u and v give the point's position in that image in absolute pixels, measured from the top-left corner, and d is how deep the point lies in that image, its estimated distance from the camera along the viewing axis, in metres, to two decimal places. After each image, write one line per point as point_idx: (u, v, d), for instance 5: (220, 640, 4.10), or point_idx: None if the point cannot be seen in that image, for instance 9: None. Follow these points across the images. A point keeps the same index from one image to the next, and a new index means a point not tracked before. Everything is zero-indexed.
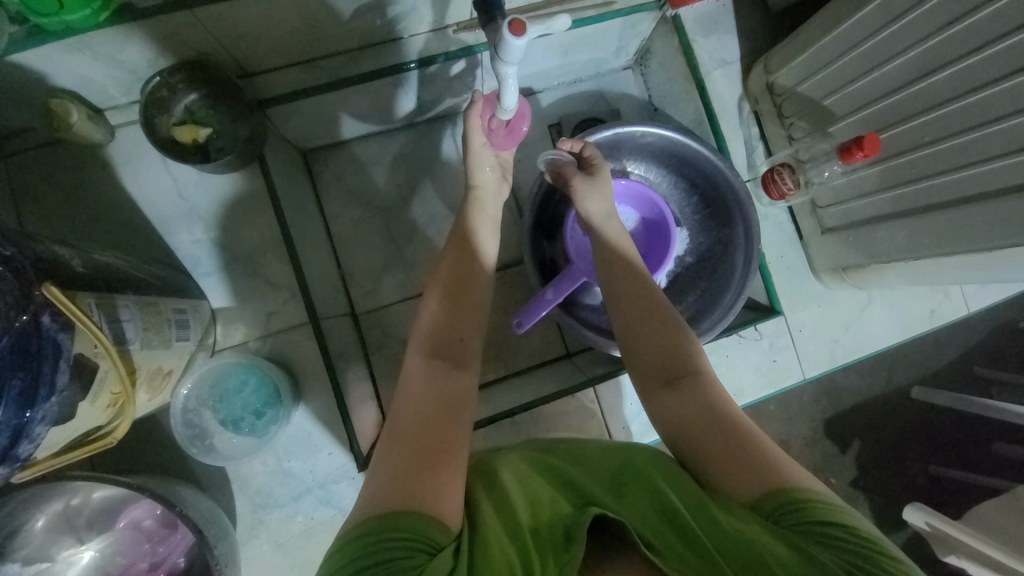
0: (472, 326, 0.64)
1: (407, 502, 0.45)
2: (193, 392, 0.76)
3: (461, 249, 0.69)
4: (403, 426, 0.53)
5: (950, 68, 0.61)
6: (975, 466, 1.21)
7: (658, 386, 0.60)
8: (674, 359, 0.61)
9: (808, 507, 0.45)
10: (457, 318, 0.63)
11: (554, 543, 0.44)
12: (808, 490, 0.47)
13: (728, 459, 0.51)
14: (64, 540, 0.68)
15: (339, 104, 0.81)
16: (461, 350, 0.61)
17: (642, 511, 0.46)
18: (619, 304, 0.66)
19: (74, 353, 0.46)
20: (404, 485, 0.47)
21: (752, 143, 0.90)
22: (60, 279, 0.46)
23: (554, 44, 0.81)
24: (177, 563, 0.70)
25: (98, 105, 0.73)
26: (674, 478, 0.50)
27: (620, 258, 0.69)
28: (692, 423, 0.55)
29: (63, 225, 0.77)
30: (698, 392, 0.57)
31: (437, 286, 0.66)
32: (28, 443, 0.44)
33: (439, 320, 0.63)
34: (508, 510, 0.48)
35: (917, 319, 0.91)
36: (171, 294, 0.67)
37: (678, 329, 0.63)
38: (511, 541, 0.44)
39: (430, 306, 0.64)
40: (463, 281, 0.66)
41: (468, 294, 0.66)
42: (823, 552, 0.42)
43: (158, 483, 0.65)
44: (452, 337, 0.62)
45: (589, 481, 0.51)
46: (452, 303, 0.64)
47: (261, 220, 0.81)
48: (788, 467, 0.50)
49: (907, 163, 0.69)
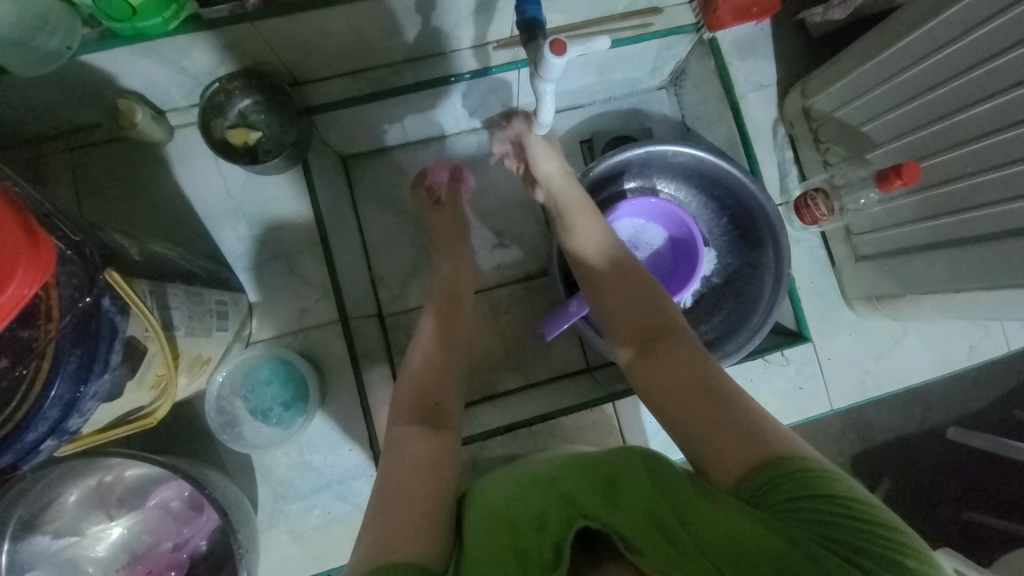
0: (451, 388, 0.68)
1: (392, 550, 0.47)
2: (227, 380, 0.79)
3: (442, 309, 0.76)
4: (392, 483, 0.55)
5: (995, 99, 0.60)
6: (1010, 513, 1.14)
7: (642, 365, 0.60)
8: (658, 328, 0.62)
9: (793, 479, 0.45)
10: (436, 371, 0.69)
11: (541, 558, 0.45)
12: (794, 458, 0.47)
13: (713, 434, 0.51)
14: (95, 515, 0.71)
15: (381, 114, 0.84)
16: (438, 411, 0.65)
17: (632, 518, 0.46)
18: (602, 293, 0.67)
19: (126, 335, 0.48)
20: (390, 539, 0.49)
21: (786, 166, 0.90)
22: (120, 266, 0.50)
23: (590, 62, 0.83)
24: (199, 546, 0.73)
25: (161, 107, 0.79)
26: (671, 482, 0.48)
27: (604, 245, 0.69)
28: (673, 392, 0.55)
29: (119, 217, 0.82)
30: (680, 369, 0.57)
31: (421, 344, 0.72)
32: (78, 417, 0.46)
33: (425, 369, 0.69)
34: (499, 519, 0.50)
35: (954, 355, 0.88)
36: (214, 285, 0.71)
37: (661, 310, 0.63)
38: (497, 544, 0.48)
39: (415, 355, 0.71)
40: (447, 336, 0.74)
41: (452, 353, 0.72)
42: (803, 529, 0.42)
43: (190, 465, 0.68)
44: (433, 393, 0.67)
45: (578, 489, 0.50)
46: (433, 364, 0.70)
47: (299, 220, 0.85)
48: (774, 437, 0.50)
49: (946, 194, 0.67)
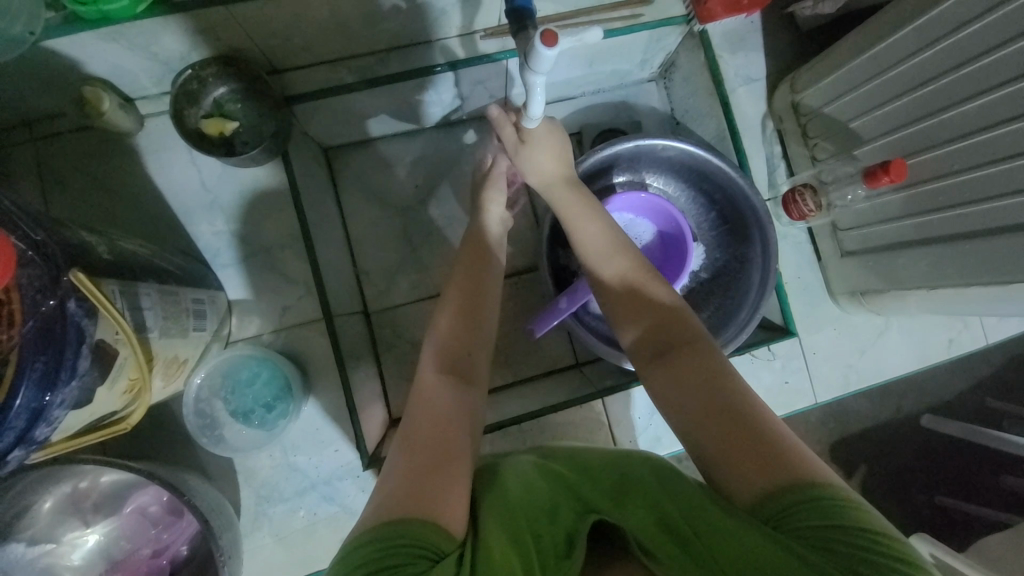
0: (482, 343, 0.64)
1: (414, 507, 0.45)
2: (205, 381, 0.77)
3: (470, 255, 0.70)
4: (418, 435, 0.53)
5: (983, 97, 0.60)
6: (981, 497, 1.18)
7: (660, 377, 0.58)
8: (676, 338, 0.59)
9: (813, 507, 0.44)
10: (467, 325, 0.64)
11: (555, 550, 0.45)
12: (814, 484, 0.46)
13: (735, 455, 0.50)
14: (70, 522, 0.69)
15: (365, 104, 0.81)
16: (471, 368, 0.61)
17: (645, 519, 0.46)
18: (619, 301, 0.64)
19: (96, 339, 0.46)
20: (412, 493, 0.47)
21: (774, 161, 0.90)
22: (87, 266, 0.47)
23: (580, 53, 0.82)
24: (180, 551, 0.70)
25: (130, 94, 0.75)
26: (676, 486, 0.49)
27: (621, 249, 0.66)
28: (690, 406, 0.54)
29: (88, 211, 0.78)
30: (700, 382, 0.55)
31: (452, 297, 0.66)
32: (45, 426, 0.43)
33: (457, 328, 0.64)
34: (510, 510, 0.49)
35: (934, 348, 0.89)
36: (190, 284, 0.68)
37: (681, 320, 0.61)
38: (510, 532, 0.46)
39: (445, 310, 0.65)
40: (477, 290, 0.67)
41: (484, 307, 0.66)
42: (823, 555, 0.42)
43: (168, 470, 0.66)
44: (465, 347, 0.63)
45: (586, 487, 0.51)
46: (464, 315, 0.65)
47: (280, 214, 0.82)
48: (798, 460, 0.48)
49: (932, 191, 0.68)
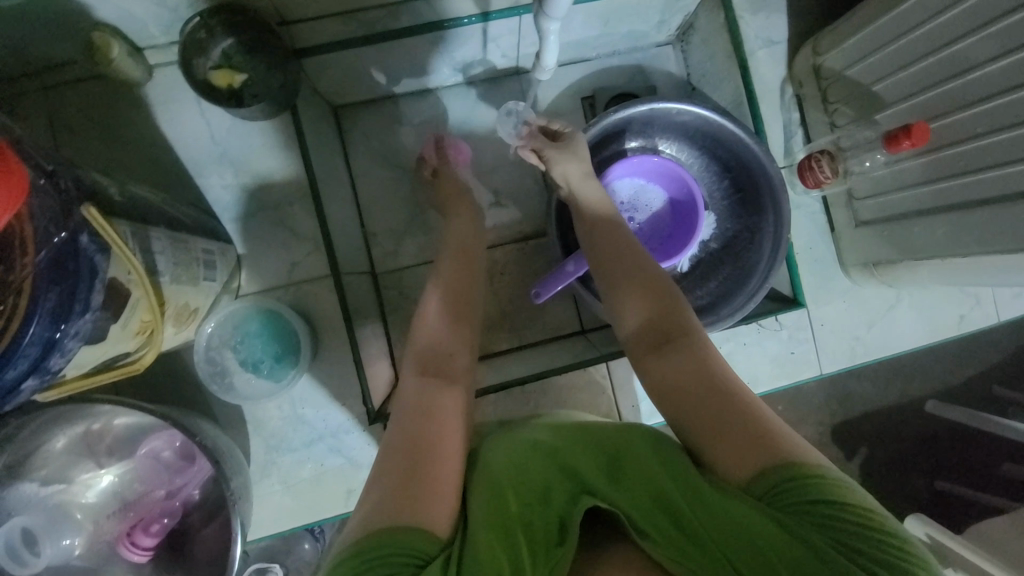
0: (462, 344, 0.65)
1: (399, 515, 0.46)
2: (216, 331, 0.78)
3: (455, 258, 0.71)
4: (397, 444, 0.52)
5: (1012, 55, 0.58)
6: (981, 484, 1.18)
7: (650, 352, 0.59)
8: (667, 321, 0.60)
9: (801, 484, 0.45)
10: (444, 332, 0.65)
11: (546, 538, 0.46)
12: (805, 462, 0.47)
13: (724, 430, 0.50)
14: (84, 463, 0.71)
15: (373, 61, 0.80)
16: (448, 365, 0.62)
17: (636, 496, 0.47)
18: (615, 279, 0.65)
19: (108, 276, 0.47)
20: (397, 501, 0.47)
21: (791, 128, 0.87)
22: (98, 203, 0.47)
23: (595, 11, 0.79)
24: (192, 495, 0.75)
25: (138, 43, 0.74)
26: (672, 460, 0.50)
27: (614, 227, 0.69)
28: (679, 387, 0.55)
29: (99, 160, 0.78)
30: (690, 358, 0.56)
31: (436, 300, 0.67)
32: (60, 356, 0.44)
33: (435, 333, 0.64)
34: (503, 490, 0.50)
35: (944, 325, 0.88)
36: (201, 234, 0.69)
37: (674, 300, 0.62)
38: (502, 518, 0.47)
39: (433, 308, 0.67)
40: (461, 297, 0.68)
41: (467, 309, 0.68)
42: (813, 532, 0.42)
43: (181, 413, 0.67)
44: (442, 351, 0.63)
45: (581, 460, 0.52)
46: (444, 319, 0.66)
47: (289, 170, 0.82)
48: (786, 439, 0.49)
49: (952, 156, 0.66)
